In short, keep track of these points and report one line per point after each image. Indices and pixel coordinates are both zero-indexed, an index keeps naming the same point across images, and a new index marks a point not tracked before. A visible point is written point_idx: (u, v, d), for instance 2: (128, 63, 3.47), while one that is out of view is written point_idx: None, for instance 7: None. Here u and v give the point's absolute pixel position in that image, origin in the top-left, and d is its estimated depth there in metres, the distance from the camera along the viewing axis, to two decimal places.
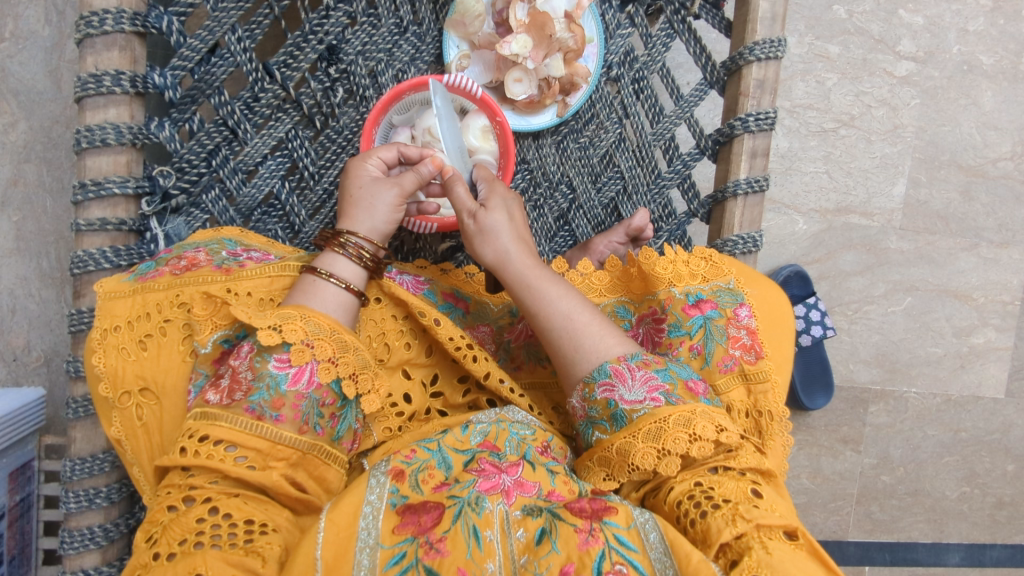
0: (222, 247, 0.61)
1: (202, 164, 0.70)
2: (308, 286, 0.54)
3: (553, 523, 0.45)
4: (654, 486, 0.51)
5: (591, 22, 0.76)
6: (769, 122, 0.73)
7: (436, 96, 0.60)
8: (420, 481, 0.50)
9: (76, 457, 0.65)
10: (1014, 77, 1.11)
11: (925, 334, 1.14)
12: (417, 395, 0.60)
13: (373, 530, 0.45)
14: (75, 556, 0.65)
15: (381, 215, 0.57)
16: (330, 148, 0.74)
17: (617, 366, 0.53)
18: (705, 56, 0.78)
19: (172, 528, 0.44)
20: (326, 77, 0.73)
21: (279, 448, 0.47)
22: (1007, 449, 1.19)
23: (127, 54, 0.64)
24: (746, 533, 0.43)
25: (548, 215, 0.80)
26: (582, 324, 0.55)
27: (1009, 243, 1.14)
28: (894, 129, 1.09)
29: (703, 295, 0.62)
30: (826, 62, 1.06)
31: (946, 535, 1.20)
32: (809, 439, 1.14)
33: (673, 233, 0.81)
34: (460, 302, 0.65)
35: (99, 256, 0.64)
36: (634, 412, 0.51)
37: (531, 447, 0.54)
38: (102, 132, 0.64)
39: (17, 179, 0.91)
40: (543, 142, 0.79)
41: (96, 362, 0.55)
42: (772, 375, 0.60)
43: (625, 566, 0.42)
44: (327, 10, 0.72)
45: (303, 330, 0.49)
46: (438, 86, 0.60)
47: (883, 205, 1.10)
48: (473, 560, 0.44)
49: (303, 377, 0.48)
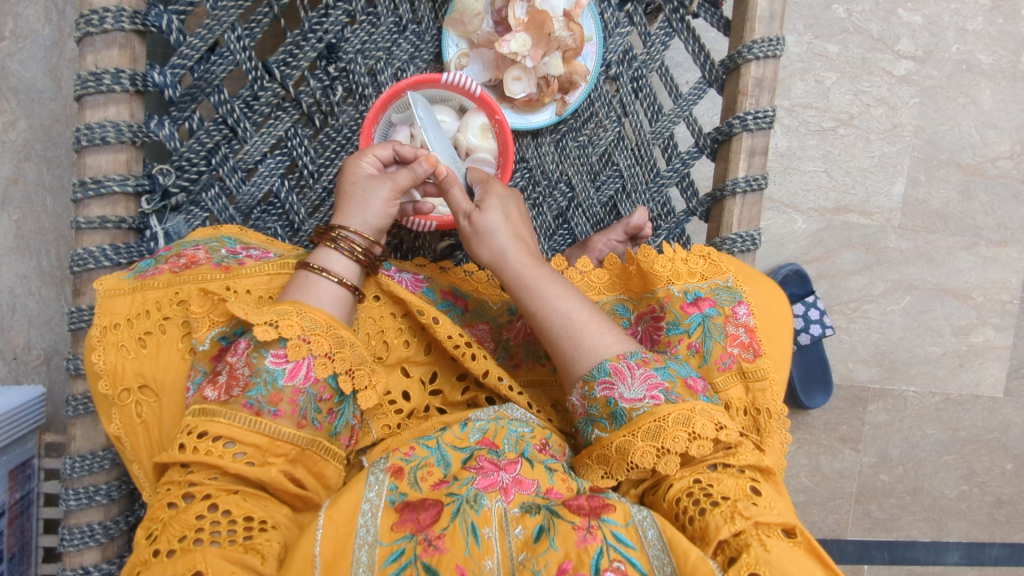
0: (221, 244, 0.61)
1: (202, 162, 0.71)
2: (303, 282, 0.54)
3: (552, 520, 0.45)
4: (653, 484, 0.51)
5: (590, 20, 0.76)
6: (768, 120, 0.73)
7: (417, 108, 0.62)
8: (419, 478, 0.50)
9: (76, 454, 0.65)
10: (1013, 76, 1.11)
11: (924, 333, 1.14)
12: (417, 393, 0.60)
13: (373, 526, 0.45)
14: (75, 553, 0.65)
15: (374, 210, 0.57)
16: (330, 146, 0.74)
17: (617, 364, 0.53)
18: (704, 54, 0.78)
19: (172, 524, 0.44)
20: (325, 75, 0.74)
21: (279, 444, 0.47)
22: (1006, 448, 1.19)
23: (127, 52, 0.64)
24: (744, 530, 0.44)
25: (547, 213, 0.80)
26: (581, 322, 0.55)
27: (1008, 242, 1.15)
28: (894, 128, 1.09)
29: (701, 293, 0.62)
30: (825, 61, 1.07)
31: (945, 534, 1.20)
32: (808, 437, 1.14)
33: (671, 232, 0.82)
34: (459, 300, 0.65)
35: (99, 253, 0.64)
36: (634, 410, 0.51)
37: (529, 444, 0.54)
38: (102, 130, 0.64)
39: (17, 177, 0.91)
40: (542, 140, 0.80)
41: (96, 359, 0.55)
42: (771, 373, 0.60)
43: (624, 563, 0.43)
44: (327, 9, 0.72)
45: (299, 325, 0.49)
46: (417, 98, 0.62)
47: (883, 204, 1.10)
48: (472, 556, 0.44)
49: (300, 372, 0.48)
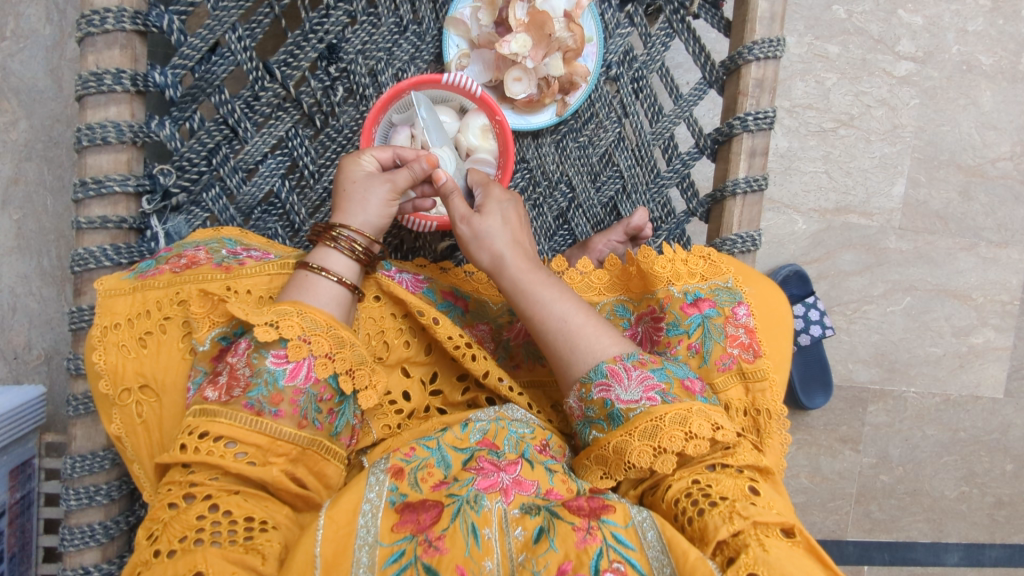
0: (221, 245, 0.61)
1: (202, 163, 0.71)
2: (303, 282, 0.54)
3: (551, 522, 0.45)
4: (652, 484, 0.51)
5: (591, 21, 0.76)
6: (768, 121, 0.73)
7: (419, 109, 0.66)
8: (420, 478, 0.50)
9: (76, 454, 0.65)
10: (1013, 76, 1.11)
11: (924, 334, 1.14)
12: (417, 393, 0.60)
13: (373, 527, 0.45)
14: (75, 553, 0.65)
15: (374, 209, 0.57)
16: (330, 147, 0.74)
17: (613, 366, 0.53)
18: (704, 55, 0.78)
19: (173, 525, 0.44)
20: (326, 76, 0.74)
21: (280, 444, 0.47)
22: (1007, 449, 1.19)
23: (128, 52, 0.64)
24: (742, 531, 0.44)
25: (547, 214, 0.80)
26: (578, 325, 0.55)
27: (1008, 243, 1.15)
28: (894, 128, 1.09)
29: (701, 294, 0.63)
30: (826, 62, 1.07)
31: (945, 535, 1.20)
32: (808, 438, 1.14)
33: (672, 233, 0.82)
34: (459, 301, 0.65)
35: (99, 253, 0.64)
36: (631, 410, 0.51)
37: (530, 445, 0.54)
38: (102, 130, 0.64)
39: (18, 177, 0.91)
40: (543, 141, 0.80)
41: (96, 359, 0.55)
42: (771, 374, 0.60)
43: (623, 564, 0.43)
44: (327, 10, 0.72)
45: (299, 325, 0.49)
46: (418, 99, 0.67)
47: (883, 205, 1.10)
48: (472, 557, 0.44)
49: (301, 372, 0.48)
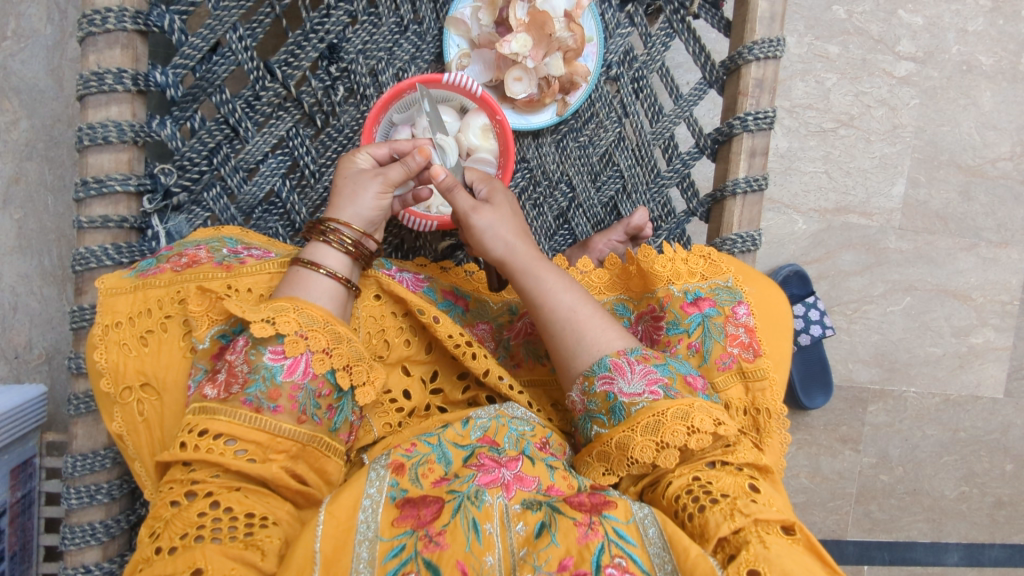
0: (222, 244, 0.61)
1: (203, 162, 0.71)
2: (296, 278, 0.54)
3: (552, 516, 0.45)
4: (652, 480, 0.51)
5: (591, 21, 0.76)
6: (768, 121, 0.73)
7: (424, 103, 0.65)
8: (420, 474, 0.50)
9: (77, 453, 0.65)
10: (1013, 77, 1.11)
11: (924, 334, 1.14)
12: (417, 392, 0.60)
13: (373, 522, 0.45)
14: (76, 552, 0.65)
15: (365, 203, 0.57)
16: (331, 146, 0.74)
17: (617, 359, 0.53)
18: (704, 55, 0.78)
19: (174, 522, 0.43)
20: (327, 75, 0.74)
21: (280, 440, 0.47)
22: (1007, 449, 1.19)
23: (130, 51, 0.65)
24: (743, 528, 0.44)
25: (547, 213, 0.80)
26: (586, 316, 0.55)
27: (1008, 243, 1.15)
28: (894, 128, 1.09)
29: (701, 292, 0.63)
30: (826, 62, 1.07)
31: (945, 534, 1.20)
32: (808, 438, 1.14)
33: (672, 232, 0.82)
34: (460, 300, 0.65)
35: (101, 253, 0.65)
36: (634, 405, 0.51)
37: (530, 442, 0.54)
38: (104, 129, 0.64)
39: (19, 176, 0.91)
40: (543, 141, 0.80)
41: (97, 357, 0.55)
42: (770, 373, 0.60)
43: (625, 559, 0.43)
44: (328, 9, 0.73)
45: (296, 321, 0.50)
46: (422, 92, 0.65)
47: (883, 205, 1.10)
48: (472, 552, 0.44)
49: (298, 368, 0.49)
